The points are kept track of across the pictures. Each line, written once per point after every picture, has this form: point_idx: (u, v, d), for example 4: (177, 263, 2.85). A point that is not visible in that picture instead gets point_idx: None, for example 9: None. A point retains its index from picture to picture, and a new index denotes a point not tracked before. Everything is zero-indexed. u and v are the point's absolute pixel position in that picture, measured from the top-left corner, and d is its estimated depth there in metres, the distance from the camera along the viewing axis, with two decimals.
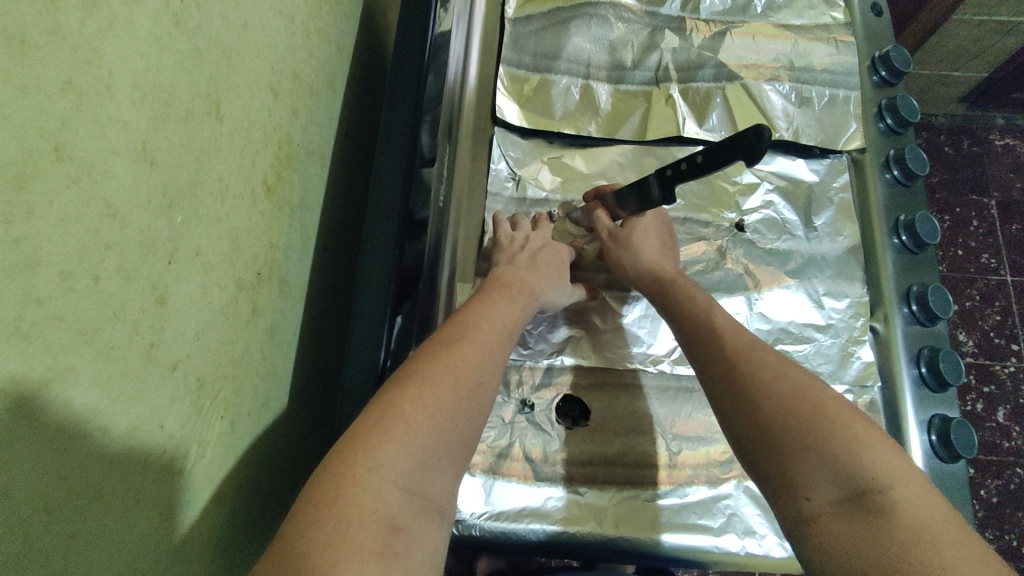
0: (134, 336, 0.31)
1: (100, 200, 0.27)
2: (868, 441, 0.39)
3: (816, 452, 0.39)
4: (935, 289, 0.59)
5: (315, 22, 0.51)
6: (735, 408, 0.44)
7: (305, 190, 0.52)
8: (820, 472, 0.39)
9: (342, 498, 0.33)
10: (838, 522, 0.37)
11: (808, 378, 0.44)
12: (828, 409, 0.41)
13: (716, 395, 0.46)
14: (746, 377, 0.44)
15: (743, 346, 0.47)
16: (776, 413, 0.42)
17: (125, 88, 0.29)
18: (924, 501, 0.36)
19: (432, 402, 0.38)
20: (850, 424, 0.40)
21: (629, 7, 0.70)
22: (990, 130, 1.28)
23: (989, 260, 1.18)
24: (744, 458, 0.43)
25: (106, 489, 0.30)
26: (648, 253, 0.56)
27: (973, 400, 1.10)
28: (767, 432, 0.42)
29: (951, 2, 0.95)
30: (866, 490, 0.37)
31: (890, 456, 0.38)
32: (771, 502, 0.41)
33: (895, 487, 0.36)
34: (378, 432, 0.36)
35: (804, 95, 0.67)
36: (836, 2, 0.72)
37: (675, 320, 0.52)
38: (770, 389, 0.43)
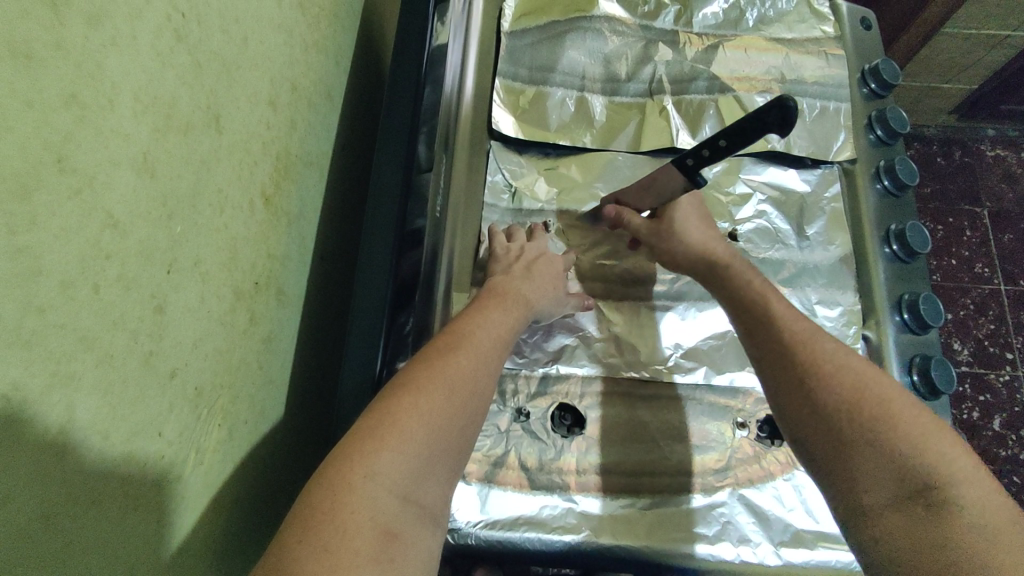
0: (133, 344, 0.31)
1: (101, 210, 0.28)
2: (932, 438, 0.40)
3: (879, 446, 0.41)
4: (926, 298, 0.60)
5: (314, 35, 0.52)
6: (794, 395, 0.45)
7: (303, 201, 0.52)
8: (881, 467, 0.40)
9: (337, 506, 0.33)
10: (897, 517, 0.39)
11: (867, 371, 0.45)
12: (891, 404, 0.42)
13: (771, 381, 0.47)
14: (807, 369, 0.45)
15: (799, 334, 0.48)
16: (839, 404, 0.43)
17: (127, 102, 0.29)
18: (987, 499, 0.38)
19: (427, 412, 0.38)
20: (912, 421, 0.41)
21: (623, 21, 0.71)
22: (980, 141, 1.29)
23: (983, 270, 1.20)
24: (801, 446, 0.45)
25: (105, 495, 0.30)
26: (695, 239, 0.57)
27: (969, 409, 1.11)
28: (828, 424, 0.43)
29: (939, 19, 0.96)
30: (930, 488, 0.38)
31: (953, 453, 0.40)
32: (822, 488, 0.43)
33: (960, 486, 0.38)
34: (372, 440, 0.36)
35: (795, 107, 0.68)
36: (826, 16, 0.73)
37: (728, 307, 0.53)
38: (832, 381, 0.44)
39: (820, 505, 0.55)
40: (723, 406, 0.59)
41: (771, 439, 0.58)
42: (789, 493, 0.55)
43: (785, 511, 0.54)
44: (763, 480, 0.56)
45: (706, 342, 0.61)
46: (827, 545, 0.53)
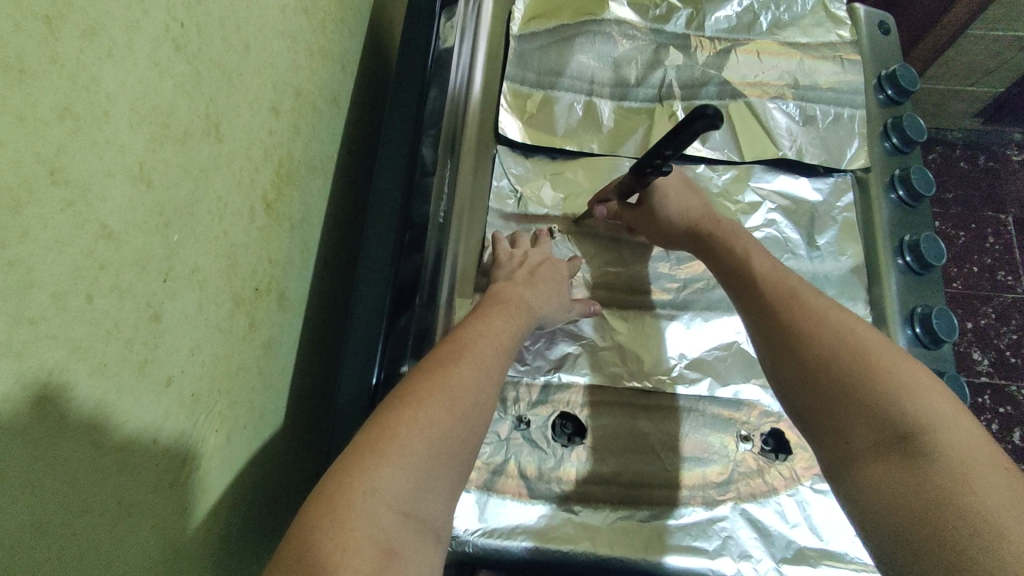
0: (129, 353, 0.31)
1: (96, 222, 0.28)
2: (911, 385, 0.39)
3: (857, 396, 0.40)
4: (939, 312, 0.59)
5: (319, 40, 0.52)
6: (781, 356, 0.45)
7: (306, 206, 0.53)
8: (860, 418, 0.40)
9: (338, 522, 0.33)
10: (879, 466, 0.38)
11: (855, 325, 0.44)
12: (873, 356, 0.41)
13: (763, 345, 0.48)
14: (791, 326, 0.45)
15: (787, 295, 0.47)
16: (820, 360, 0.43)
17: (123, 112, 0.29)
18: (968, 443, 0.36)
19: (428, 426, 0.38)
20: (894, 369, 0.40)
21: (634, 24, 0.70)
22: (1006, 146, 1.26)
23: (1006, 278, 1.16)
24: (793, 408, 0.45)
25: (100, 503, 0.30)
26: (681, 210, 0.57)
27: (989, 421, 1.08)
28: (812, 380, 0.43)
29: (959, 26, 0.95)
30: (907, 434, 0.37)
31: (933, 398, 0.38)
32: (816, 448, 0.43)
33: (936, 430, 0.37)
34: (372, 456, 0.36)
35: (808, 113, 0.67)
36: (842, 20, 0.72)
37: (722, 275, 0.54)
38: (815, 336, 0.44)
39: (825, 522, 0.54)
40: (727, 418, 0.59)
41: (775, 453, 0.57)
42: (792, 509, 0.54)
43: (789, 527, 0.53)
44: (766, 495, 0.55)
45: (711, 353, 0.60)
46: (830, 563, 0.52)
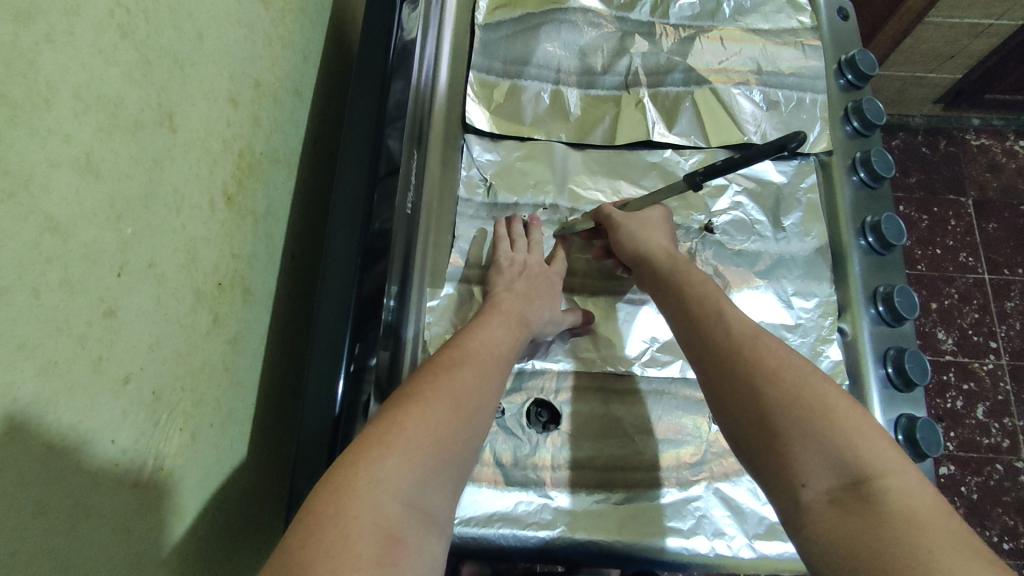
0: (81, 350, 0.30)
1: (40, 214, 0.27)
2: (865, 431, 0.40)
3: (815, 439, 0.40)
4: (901, 290, 0.60)
5: (278, 30, 0.51)
6: (734, 395, 0.44)
7: (270, 198, 0.52)
8: (819, 460, 0.39)
9: (342, 509, 0.33)
10: (832, 510, 0.38)
11: (809, 368, 0.44)
12: (828, 400, 0.41)
13: (713, 383, 0.46)
14: (748, 362, 0.44)
15: (746, 333, 0.46)
16: (779, 401, 0.42)
17: (66, 101, 0.28)
18: (919, 489, 0.37)
19: (431, 421, 0.39)
20: (849, 415, 0.40)
21: (599, 13, 0.70)
22: (965, 131, 1.29)
23: (967, 259, 1.20)
24: (739, 446, 0.43)
25: (52, 504, 0.29)
26: (653, 242, 0.57)
27: (953, 398, 1.11)
28: (766, 420, 0.41)
29: (911, 20, 0.98)
30: (862, 479, 0.38)
31: (884, 445, 0.39)
32: (765, 487, 0.42)
33: (889, 476, 0.38)
34: (380, 447, 0.36)
35: (771, 99, 0.68)
36: (802, 6, 0.73)
37: (677, 302, 0.52)
38: (774, 376, 0.43)
39: None
40: (700, 400, 0.59)
41: None
42: None
43: (760, 504, 0.54)
44: (739, 473, 0.56)
45: None
46: None
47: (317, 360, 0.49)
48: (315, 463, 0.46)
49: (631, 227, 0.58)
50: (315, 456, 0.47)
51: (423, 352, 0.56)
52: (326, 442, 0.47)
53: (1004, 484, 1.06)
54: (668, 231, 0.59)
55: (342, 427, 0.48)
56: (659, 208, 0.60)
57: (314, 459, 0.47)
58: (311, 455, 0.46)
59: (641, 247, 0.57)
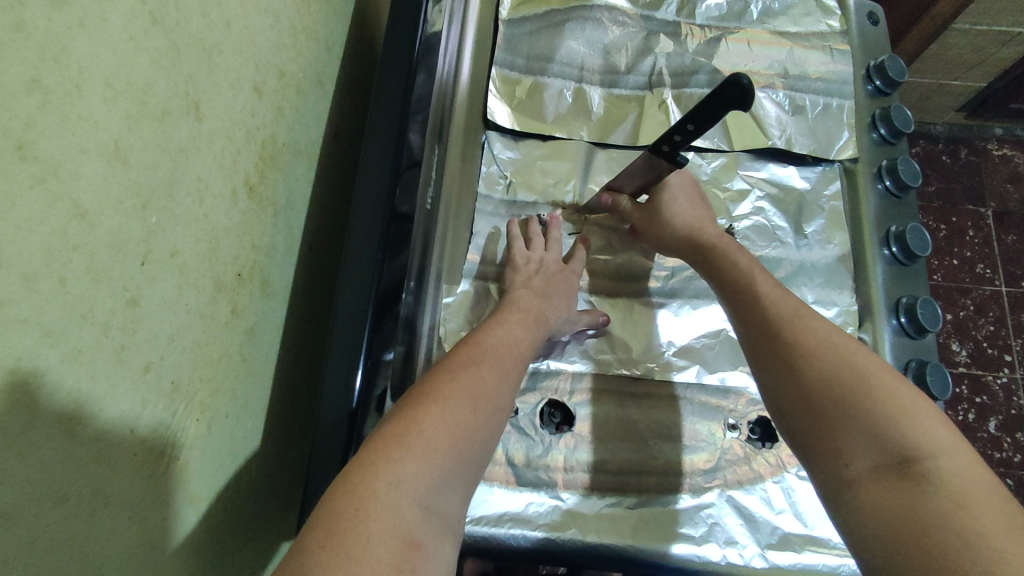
0: (104, 338, 0.30)
1: (68, 201, 0.27)
2: (915, 411, 0.39)
3: (858, 418, 0.40)
4: (924, 302, 0.59)
5: (303, 20, 0.51)
6: (778, 376, 0.45)
7: (291, 190, 0.51)
8: (864, 440, 0.39)
9: (362, 511, 0.33)
10: (876, 486, 0.38)
11: (854, 347, 0.44)
12: (876, 378, 0.41)
13: (758, 364, 0.47)
14: (789, 341, 0.45)
15: (785, 311, 0.47)
16: (822, 379, 0.42)
17: (97, 87, 0.28)
18: (967, 471, 0.37)
19: (451, 422, 0.39)
20: (896, 394, 0.40)
21: (624, 11, 0.70)
22: (987, 140, 1.27)
23: (985, 270, 1.18)
24: (783, 426, 0.44)
25: (72, 492, 0.29)
26: (683, 220, 0.57)
27: (965, 410, 1.10)
28: (808, 399, 0.42)
29: (938, 25, 0.97)
30: (909, 460, 0.38)
31: (935, 426, 0.39)
32: (805, 463, 0.42)
33: (940, 458, 0.37)
34: (399, 447, 0.36)
35: (797, 103, 0.67)
36: (832, 10, 0.71)
37: (717, 287, 0.53)
38: (816, 354, 0.43)
39: (810, 508, 0.54)
40: (715, 406, 0.59)
41: (762, 442, 0.57)
42: (778, 495, 0.55)
43: (774, 514, 0.54)
44: (752, 482, 0.55)
45: (699, 340, 0.60)
46: (814, 548, 0.52)
47: (335, 354, 0.48)
48: (330, 457, 0.46)
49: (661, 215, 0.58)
50: (330, 449, 0.46)
51: (438, 348, 0.56)
52: (341, 436, 0.46)
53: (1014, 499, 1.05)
54: (696, 198, 0.59)
55: (358, 421, 0.48)
56: (677, 173, 0.58)
57: (329, 453, 0.46)
58: (326, 448, 0.46)
59: (673, 231, 0.57)
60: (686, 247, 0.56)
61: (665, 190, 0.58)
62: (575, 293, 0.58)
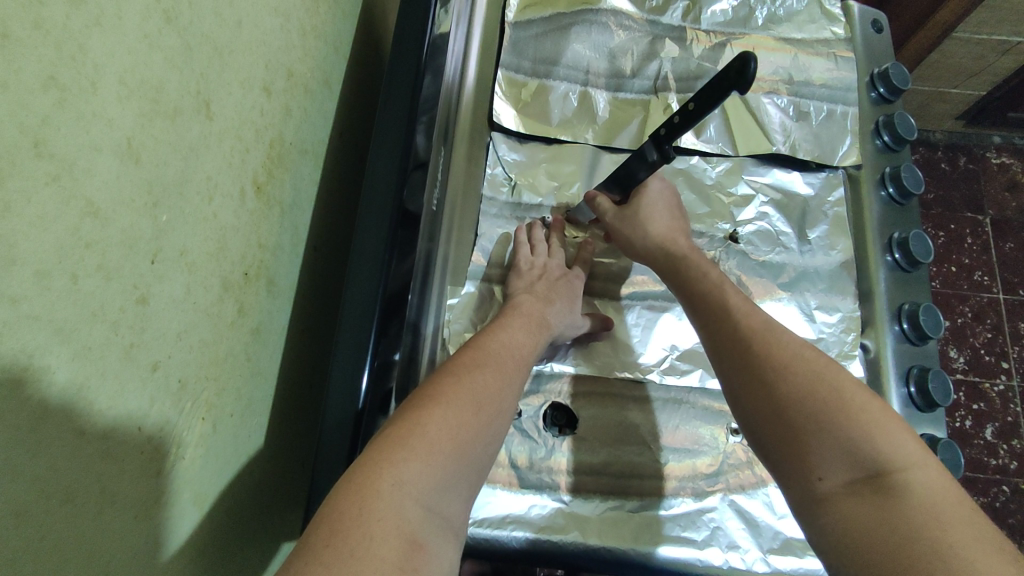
0: (114, 336, 0.30)
1: (82, 198, 0.27)
2: (885, 423, 0.40)
3: (832, 433, 0.40)
4: (926, 309, 0.60)
5: (312, 20, 0.51)
6: (750, 390, 0.44)
7: (297, 189, 0.51)
8: (837, 454, 0.39)
9: (366, 512, 0.32)
10: (851, 501, 0.38)
11: (824, 360, 0.44)
12: (847, 391, 0.41)
13: (729, 378, 0.46)
14: (760, 355, 0.44)
15: (757, 324, 0.46)
16: (796, 394, 0.42)
17: (112, 85, 0.28)
18: (940, 483, 0.37)
19: (452, 424, 0.39)
20: (867, 406, 0.40)
21: (630, 15, 0.70)
22: (985, 148, 1.28)
23: (982, 278, 1.19)
24: (757, 441, 0.44)
25: (79, 491, 0.29)
26: (657, 228, 0.57)
27: (962, 417, 1.10)
28: (783, 413, 0.42)
29: (939, 33, 0.97)
30: (880, 472, 0.38)
31: (905, 439, 0.39)
32: (780, 478, 0.42)
33: (911, 471, 0.37)
34: (403, 449, 0.36)
35: (801, 109, 0.67)
36: (836, 17, 0.72)
37: (687, 299, 0.53)
38: (788, 368, 0.43)
39: None
40: (718, 410, 0.59)
41: None
42: (780, 500, 0.55)
43: (776, 518, 0.54)
44: (755, 486, 0.55)
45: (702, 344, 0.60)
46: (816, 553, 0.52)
47: (341, 354, 0.48)
48: (336, 458, 0.46)
49: (633, 223, 0.58)
50: (335, 449, 0.46)
51: (442, 350, 0.56)
52: (346, 437, 0.46)
53: (1009, 506, 1.06)
54: (673, 205, 0.59)
55: (364, 421, 0.48)
56: (657, 178, 0.59)
57: (334, 454, 0.46)
58: (332, 448, 0.46)
59: (645, 238, 0.57)
60: (657, 256, 0.56)
61: (644, 197, 0.59)
62: (578, 297, 0.58)
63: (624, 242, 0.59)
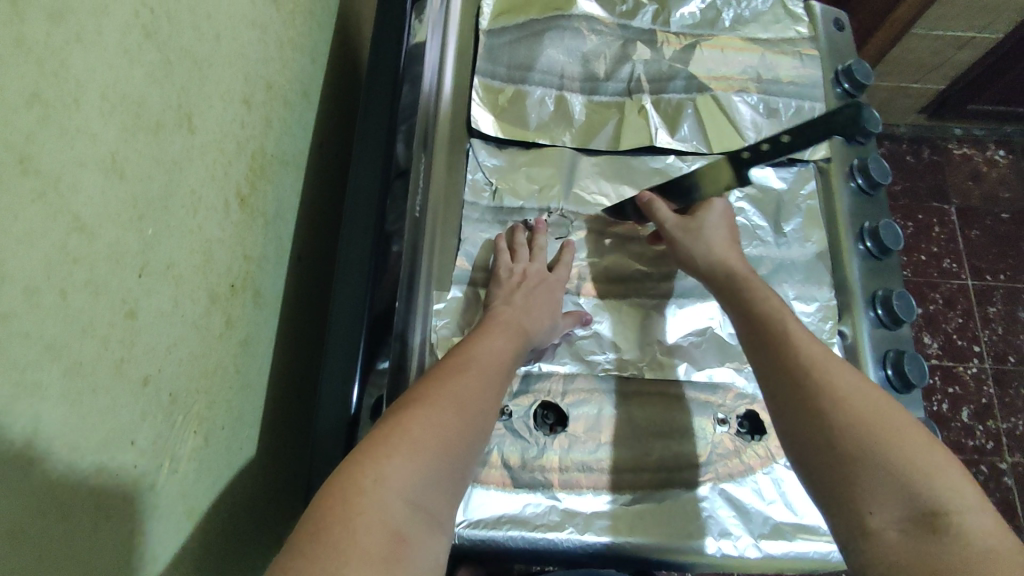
0: (104, 351, 0.30)
1: (68, 214, 0.27)
2: (940, 464, 0.41)
3: (887, 470, 0.41)
4: (899, 294, 0.62)
5: (289, 32, 0.52)
6: (804, 422, 0.45)
7: (280, 201, 0.52)
8: (891, 491, 0.41)
9: (349, 507, 0.34)
10: (902, 538, 0.39)
11: (884, 400, 0.45)
12: (905, 433, 0.43)
13: (783, 410, 0.47)
14: (818, 390, 0.46)
15: (814, 359, 0.48)
16: (853, 430, 0.43)
17: (94, 100, 0.28)
18: (988, 526, 0.39)
19: (436, 422, 0.40)
20: (920, 448, 0.42)
21: (601, 20, 0.71)
22: (948, 140, 1.33)
23: (951, 265, 1.23)
24: (804, 471, 0.45)
25: (73, 507, 0.29)
26: (718, 250, 0.58)
27: (939, 401, 1.13)
28: (837, 447, 0.43)
29: (898, 32, 1.01)
30: (931, 512, 0.39)
31: (960, 482, 0.41)
32: (825, 509, 0.43)
33: (963, 513, 0.39)
34: (387, 446, 0.37)
35: (771, 106, 0.69)
36: (799, 17, 0.74)
37: (739, 328, 0.54)
38: (846, 404, 0.45)
39: (799, 497, 0.56)
40: (705, 402, 0.59)
41: (750, 434, 0.58)
42: (768, 486, 0.56)
43: (765, 504, 0.55)
44: (744, 474, 0.56)
45: (687, 338, 0.61)
46: (806, 536, 0.54)
47: (329, 362, 0.48)
48: (328, 466, 0.46)
49: (688, 239, 0.59)
50: (327, 458, 0.46)
51: (430, 355, 0.56)
52: (339, 445, 0.46)
53: (988, 485, 1.09)
54: (729, 225, 0.61)
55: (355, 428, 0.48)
56: (721, 198, 0.61)
57: (327, 462, 0.46)
58: (324, 457, 0.46)
59: (707, 256, 0.58)
60: (716, 277, 0.57)
61: (706, 217, 0.60)
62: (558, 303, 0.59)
63: (677, 255, 0.60)
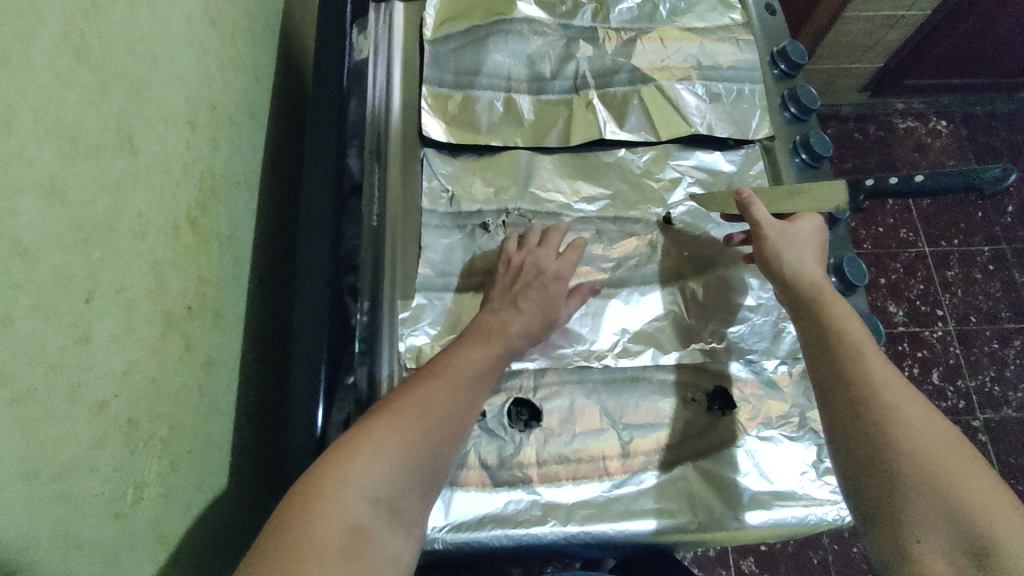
0: (57, 376, 0.30)
1: (8, 238, 0.27)
2: (1004, 505, 0.39)
3: (938, 497, 0.40)
4: (850, 260, 0.64)
5: (229, 52, 0.52)
6: (856, 438, 0.45)
7: (234, 220, 0.51)
8: (941, 521, 0.39)
9: (312, 502, 0.37)
10: (945, 568, 0.38)
11: (954, 432, 0.43)
12: (966, 464, 0.41)
13: (837, 426, 0.46)
14: (882, 409, 0.44)
15: (886, 381, 0.46)
16: (910, 454, 0.42)
17: (27, 125, 0.28)
18: None
19: (400, 427, 0.42)
20: (978, 484, 0.40)
21: (543, 21, 0.73)
22: (892, 115, 1.37)
23: (908, 235, 1.27)
24: (850, 486, 0.44)
25: (34, 538, 0.28)
26: (808, 264, 0.56)
27: (909, 366, 1.17)
28: (889, 469, 0.42)
29: (831, 15, 1.05)
30: (982, 550, 0.37)
31: (1022, 524, 0.38)
32: (867, 526, 0.43)
33: (1021, 557, 0.36)
34: (351, 449, 0.40)
35: (713, 92, 0.71)
36: (732, 5, 0.77)
37: (808, 344, 0.52)
38: (912, 429, 0.43)
39: (773, 466, 0.57)
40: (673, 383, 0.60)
41: (721, 410, 0.59)
42: (743, 459, 0.57)
43: (742, 477, 0.56)
44: (719, 450, 0.57)
45: (651, 324, 0.61)
46: (782, 503, 0.55)
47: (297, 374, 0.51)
48: None
49: (784, 246, 0.57)
50: None
51: (400, 366, 0.56)
52: None
53: None
54: (816, 248, 0.59)
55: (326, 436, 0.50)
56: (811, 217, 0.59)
57: None
58: None
59: (797, 267, 0.56)
60: (802, 288, 0.55)
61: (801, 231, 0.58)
62: (562, 305, 0.57)
63: (768, 260, 0.57)
